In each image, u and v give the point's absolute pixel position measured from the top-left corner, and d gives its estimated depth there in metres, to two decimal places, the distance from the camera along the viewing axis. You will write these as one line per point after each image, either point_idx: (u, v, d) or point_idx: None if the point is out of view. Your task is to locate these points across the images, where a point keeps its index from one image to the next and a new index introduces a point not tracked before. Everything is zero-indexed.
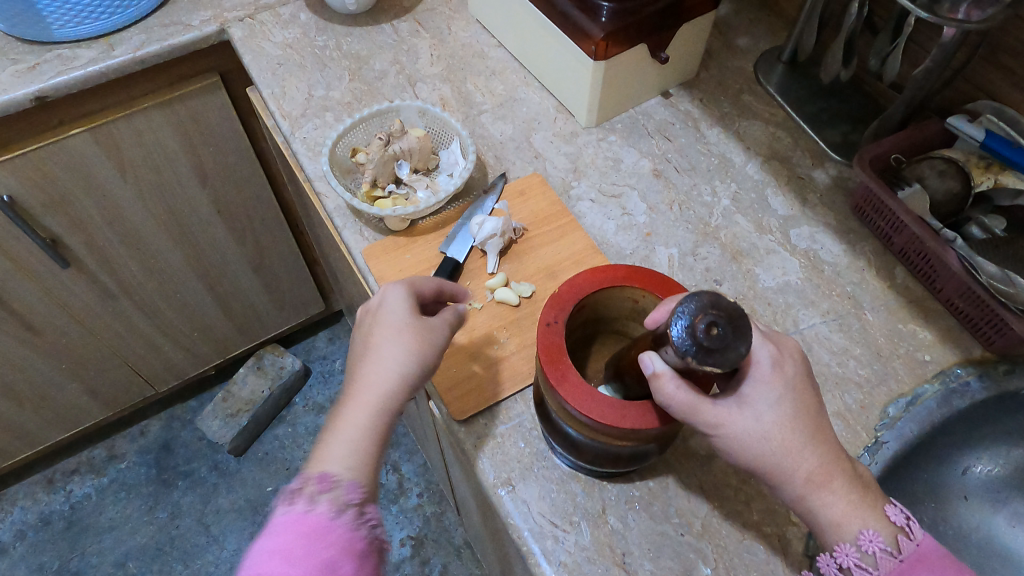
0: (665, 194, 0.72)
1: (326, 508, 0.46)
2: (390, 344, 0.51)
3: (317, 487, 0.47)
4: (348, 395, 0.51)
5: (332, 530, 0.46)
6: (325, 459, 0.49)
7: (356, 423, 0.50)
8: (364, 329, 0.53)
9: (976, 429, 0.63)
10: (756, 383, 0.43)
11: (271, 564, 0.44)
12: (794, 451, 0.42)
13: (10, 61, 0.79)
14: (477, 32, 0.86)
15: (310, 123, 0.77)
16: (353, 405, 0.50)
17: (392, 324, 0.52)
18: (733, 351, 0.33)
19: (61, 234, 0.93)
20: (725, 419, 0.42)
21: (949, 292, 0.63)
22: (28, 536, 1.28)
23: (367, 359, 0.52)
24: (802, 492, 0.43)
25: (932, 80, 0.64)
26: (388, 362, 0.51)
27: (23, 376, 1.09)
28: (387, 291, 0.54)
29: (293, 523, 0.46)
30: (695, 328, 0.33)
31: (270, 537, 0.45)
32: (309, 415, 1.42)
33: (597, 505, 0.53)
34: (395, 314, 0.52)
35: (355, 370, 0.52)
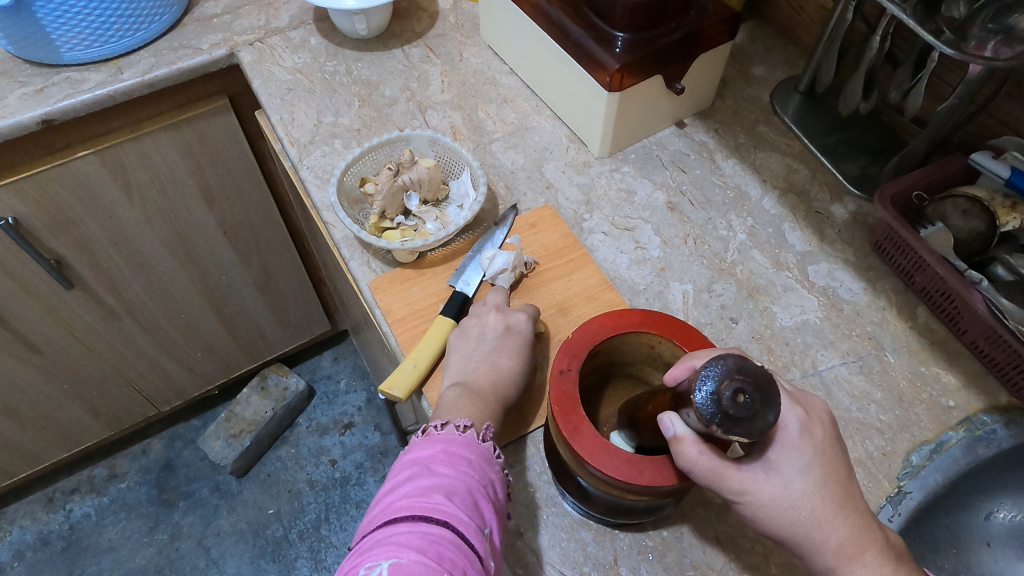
0: (679, 228, 0.70)
1: (493, 446, 0.49)
2: (514, 366, 0.55)
3: (485, 430, 0.49)
4: (479, 389, 0.53)
5: (494, 464, 0.48)
6: (478, 414, 0.51)
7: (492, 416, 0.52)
8: (496, 343, 0.56)
9: (1003, 476, 0.60)
10: (782, 449, 0.41)
11: (455, 462, 0.46)
12: (823, 521, 0.41)
13: (17, 83, 0.78)
14: (489, 58, 0.85)
15: (318, 151, 0.75)
16: (489, 396, 0.53)
17: (520, 349, 0.57)
18: (761, 420, 0.32)
19: (66, 255, 0.92)
20: (750, 487, 0.41)
21: (974, 335, 0.60)
22: (26, 556, 1.27)
23: (497, 367, 0.55)
24: (832, 564, 0.41)
25: (956, 116, 0.63)
26: (512, 381, 0.55)
27: (24, 396, 1.08)
28: (520, 319, 0.58)
29: (469, 441, 0.48)
30: (720, 395, 0.32)
31: (448, 440, 0.48)
32: (313, 436, 1.40)
33: (609, 555, 0.51)
34: (526, 343, 0.57)
35: (482, 371, 0.55)
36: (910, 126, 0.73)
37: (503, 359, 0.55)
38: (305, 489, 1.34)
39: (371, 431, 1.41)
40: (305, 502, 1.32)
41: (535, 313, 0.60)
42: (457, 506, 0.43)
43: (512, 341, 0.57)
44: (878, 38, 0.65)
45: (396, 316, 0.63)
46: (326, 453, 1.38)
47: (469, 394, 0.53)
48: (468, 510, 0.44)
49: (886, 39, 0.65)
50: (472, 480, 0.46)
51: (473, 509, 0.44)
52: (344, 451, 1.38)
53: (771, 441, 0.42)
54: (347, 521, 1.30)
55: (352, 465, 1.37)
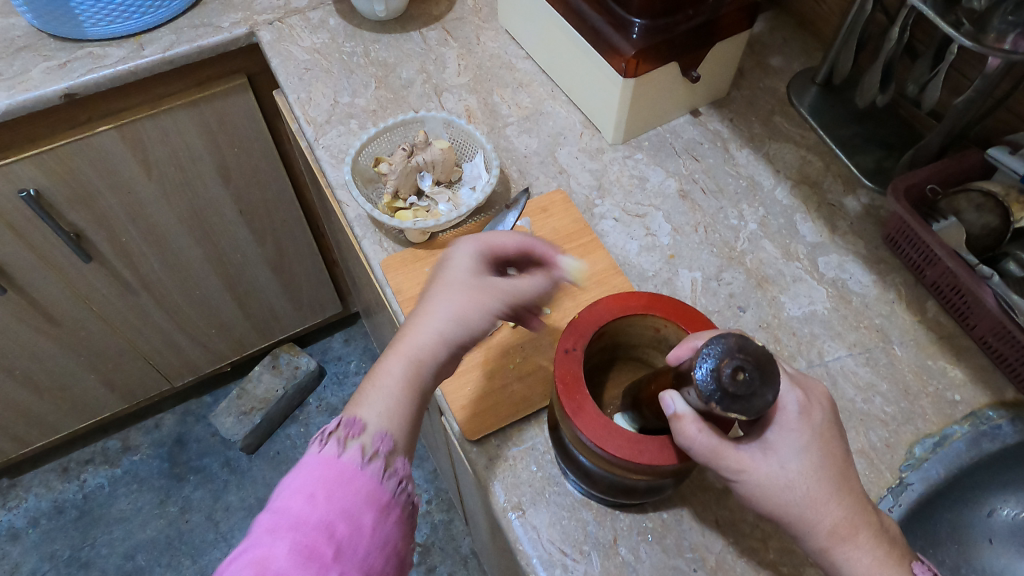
0: (691, 216, 0.70)
1: (352, 459, 0.46)
2: (443, 303, 0.50)
3: (347, 432, 0.48)
4: (396, 339, 0.51)
5: (357, 476, 0.46)
6: (355, 405, 0.49)
7: (392, 375, 0.49)
8: (432, 279, 0.53)
9: (1008, 473, 0.60)
10: (780, 430, 0.42)
11: (296, 500, 0.44)
12: (819, 502, 0.42)
13: (42, 57, 0.79)
14: (506, 43, 0.85)
15: (334, 130, 0.76)
16: (391, 355, 0.50)
17: (450, 278, 0.51)
18: (760, 398, 0.33)
19: (85, 228, 0.93)
20: (747, 465, 0.41)
21: (983, 330, 0.60)
22: (40, 523, 1.30)
23: (416, 317, 0.51)
24: (825, 545, 0.42)
25: (973, 110, 0.62)
26: (430, 320, 0.50)
27: (42, 366, 1.10)
28: (459, 244, 0.53)
29: (322, 464, 0.46)
30: (720, 372, 0.33)
31: (292, 480, 0.45)
32: (322, 416, 1.42)
33: (608, 535, 0.52)
34: (460, 272, 0.51)
35: (409, 319, 0.52)
36: (927, 120, 0.73)
37: (428, 300, 0.51)
38: None
39: None
40: None
41: (490, 237, 0.53)
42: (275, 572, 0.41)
43: (444, 270, 0.52)
44: (897, 30, 0.65)
45: (407, 295, 0.64)
46: None
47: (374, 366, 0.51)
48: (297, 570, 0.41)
49: (905, 31, 0.65)
50: (303, 528, 0.43)
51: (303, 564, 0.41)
52: None
53: (769, 421, 0.42)
54: None
55: None
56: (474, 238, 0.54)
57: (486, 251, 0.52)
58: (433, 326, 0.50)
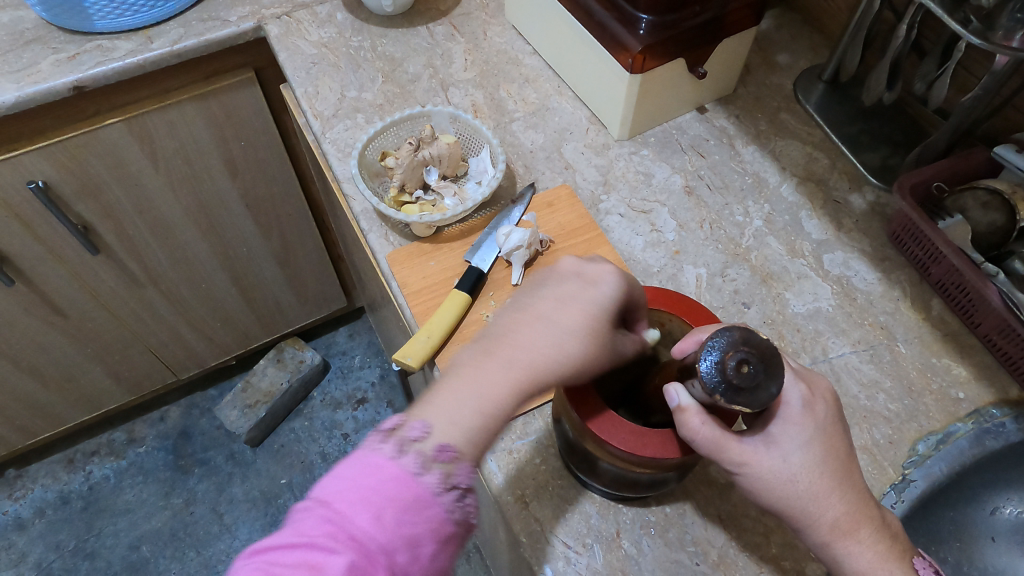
0: (696, 212, 0.71)
1: (430, 481, 0.42)
2: (573, 339, 0.45)
3: (433, 451, 0.42)
4: (504, 345, 0.45)
5: (430, 505, 0.41)
6: (447, 418, 0.43)
7: (494, 391, 0.44)
8: (558, 292, 0.48)
9: (1011, 471, 0.60)
10: (783, 424, 0.42)
11: (361, 511, 0.39)
12: (821, 496, 0.42)
13: (51, 49, 0.80)
14: (513, 38, 0.86)
15: (341, 124, 0.76)
16: (503, 373, 0.44)
17: (590, 310, 0.46)
18: (764, 391, 0.34)
19: (92, 221, 0.94)
20: (750, 459, 0.41)
21: (988, 328, 0.60)
22: (46, 513, 1.31)
23: (540, 337, 0.45)
24: (827, 539, 0.42)
25: (980, 108, 0.62)
26: (552, 345, 0.45)
27: (49, 358, 1.11)
28: (608, 270, 0.48)
29: (397, 480, 0.41)
30: (724, 365, 0.34)
31: (363, 481, 0.41)
32: (326, 410, 1.42)
33: (611, 528, 0.52)
34: (601, 310, 0.46)
35: (520, 326, 0.46)
36: (933, 118, 0.73)
37: (555, 326, 0.46)
38: (317, 461, 1.36)
39: (383, 407, 1.43)
40: (317, 474, 1.35)
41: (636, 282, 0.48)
42: None
43: (581, 295, 0.47)
44: (904, 27, 0.64)
45: (412, 289, 0.64)
46: (339, 427, 1.40)
47: (470, 370, 0.45)
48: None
49: (913, 28, 0.65)
50: (365, 548, 0.38)
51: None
52: (356, 425, 1.41)
53: (773, 415, 0.43)
54: None
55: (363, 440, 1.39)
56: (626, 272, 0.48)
57: (632, 293, 0.47)
58: (557, 354, 0.44)
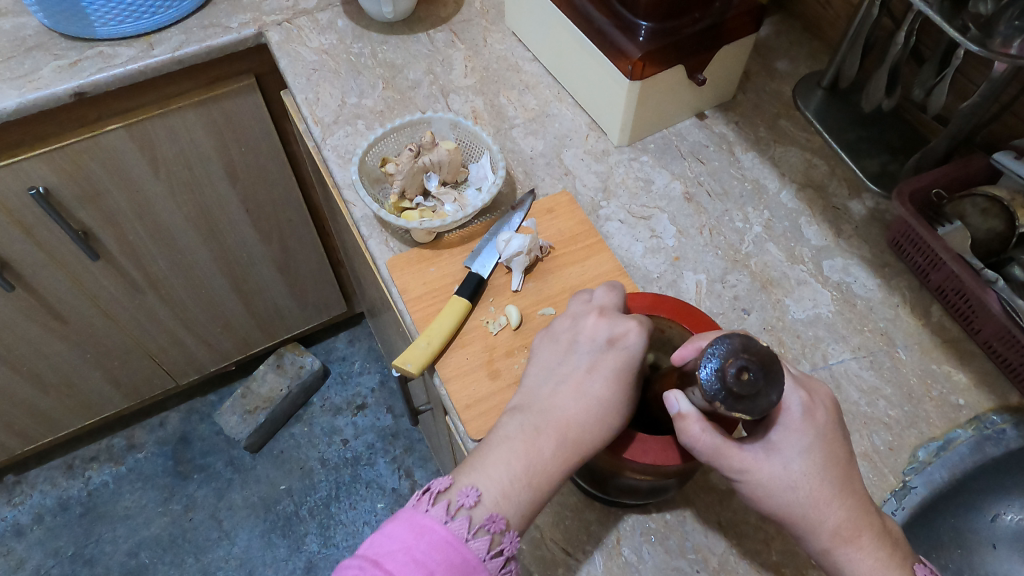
0: (696, 218, 0.71)
1: (479, 548, 0.44)
2: (614, 410, 0.45)
3: (483, 521, 0.44)
4: (553, 424, 0.46)
5: (477, 572, 0.43)
6: (499, 491, 0.45)
7: (547, 467, 0.45)
8: (593, 361, 0.48)
9: (1011, 478, 0.60)
10: (784, 430, 0.42)
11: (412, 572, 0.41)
12: (821, 502, 0.42)
13: (52, 56, 0.80)
14: (513, 45, 0.86)
15: (341, 131, 0.77)
16: (552, 452, 0.45)
17: (624, 377, 0.47)
18: (764, 398, 0.34)
19: (93, 227, 0.94)
20: (750, 465, 0.42)
21: (988, 334, 0.60)
22: (45, 519, 1.30)
23: (585, 413, 0.46)
24: (828, 546, 0.42)
25: (980, 114, 0.62)
26: (600, 420, 0.45)
27: (49, 363, 1.11)
28: (636, 326, 0.47)
29: (447, 544, 0.43)
30: (725, 372, 0.33)
31: (416, 542, 0.43)
32: (326, 416, 1.42)
33: (611, 535, 0.52)
34: (634, 377, 0.47)
35: (562, 401, 0.47)
36: (932, 124, 0.73)
37: (594, 398, 0.46)
38: (317, 467, 1.36)
39: (383, 413, 1.43)
40: (317, 480, 1.35)
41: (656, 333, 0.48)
42: None
43: (616, 361, 0.47)
44: (903, 34, 0.65)
45: (412, 294, 0.64)
46: (338, 433, 1.40)
47: (518, 446, 0.46)
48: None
49: (912, 35, 0.65)
50: None
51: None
52: (356, 431, 1.40)
53: (774, 422, 0.43)
54: (357, 500, 1.33)
55: (363, 446, 1.39)
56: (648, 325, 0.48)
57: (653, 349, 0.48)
58: (605, 431, 0.45)
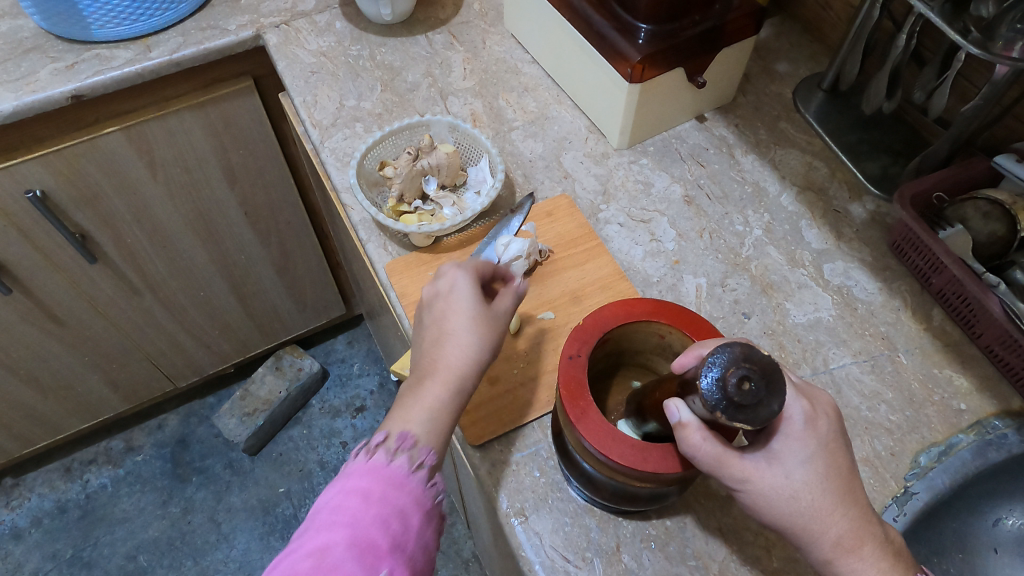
0: (696, 222, 0.70)
1: (404, 462, 0.47)
2: (466, 332, 0.52)
3: (398, 442, 0.48)
4: (421, 368, 0.51)
5: (405, 484, 0.46)
6: (401, 422, 0.49)
7: (433, 396, 0.50)
8: (433, 310, 0.54)
9: (1013, 483, 0.60)
10: (786, 439, 0.42)
11: (348, 501, 0.44)
12: (823, 512, 0.41)
13: (49, 58, 0.79)
14: (512, 47, 0.86)
15: (340, 133, 0.76)
16: (428, 381, 0.50)
17: (461, 310, 0.52)
18: (765, 408, 0.34)
19: (90, 230, 0.94)
20: (751, 474, 0.41)
21: (989, 338, 0.60)
22: (43, 523, 1.30)
23: (438, 343, 0.52)
24: (830, 556, 0.42)
25: (981, 117, 0.62)
26: (458, 351, 0.51)
27: (47, 367, 1.10)
28: (453, 272, 0.55)
29: (372, 470, 0.47)
30: (726, 382, 0.33)
31: (349, 477, 0.46)
32: (324, 418, 1.42)
33: (611, 542, 0.52)
34: (465, 303, 0.53)
35: (422, 351, 0.52)
36: (934, 127, 0.73)
37: (446, 329, 0.52)
38: (315, 469, 1.36)
39: (382, 415, 1.43)
40: (315, 482, 1.34)
41: (472, 266, 0.56)
42: (337, 561, 0.41)
43: (451, 302, 0.53)
44: (904, 36, 0.65)
45: (411, 299, 0.63)
46: (337, 435, 1.40)
47: (410, 388, 0.51)
48: (354, 560, 0.41)
49: (913, 37, 0.65)
50: (365, 517, 0.44)
51: (362, 550, 0.42)
52: (355, 433, 1.40)
53: (775, 430, 0.42)
54: None
55: None
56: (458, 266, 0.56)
57: (475, 276, 0.55)
58: (463, 355, 0.51)
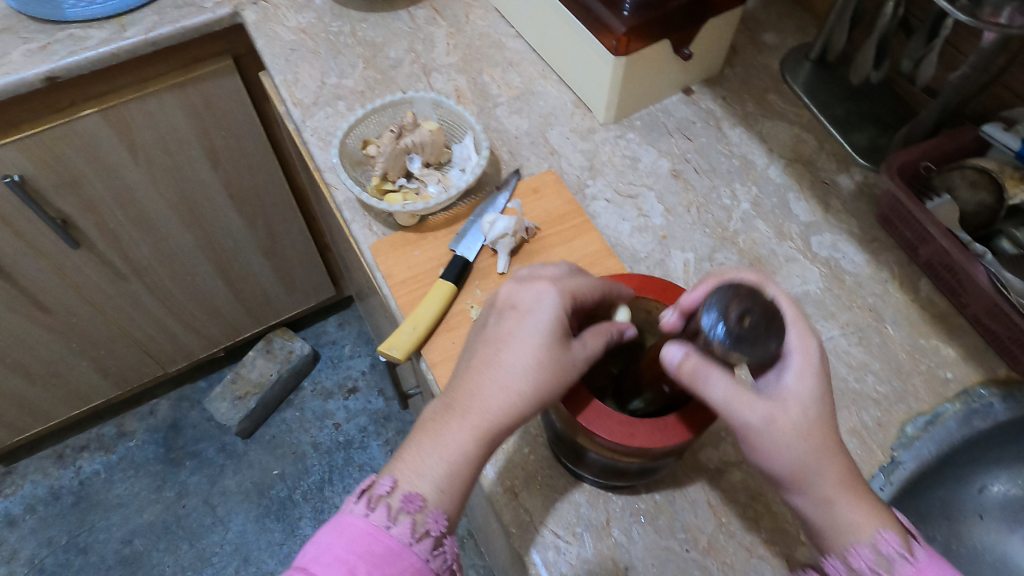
0: (683, 196, 0.70)
1: (405, 531, 0.43)
2: (523, 366, 0.44)
3: (402, 505, 0.44)
4: (458, 395, 0.46)
5: (401, 557, 0.43)
6: (412, 475, 0.45)
7: (455, 440, 0.44)
8: (501, 326, 0.47)
9: (998, 450, 0.60)
10: (803, 375, 0.42)
11: (333, 568, 0.41)
12: (827, 451, 0.42)
13: (22, 39, 0.77)
14: (495, 21, 0.84)
15: (322, 112, 0.75)
16: (458, 417, 0.45)
17: (535, 343, 0.45)
18: (762, 343, 0.36)
19: (72, 215, 0.92)
20: (765, 408, 0.41)
21: (976, 308, 0.60)
22: (37, 510, 1.30)
23: (489, 366, 0.46)
24: (830, 495, 0.42)
25: (969, 86, 0.62)
26: (510, 384, 0.44)
27: (35, 354, 1.09)
28: (544, 292, 0.47)
29: (369, 534, 0.43)
30: (727, 317, 0.36)
31: (348, 531, 0.43)
32: (317, 400, 1.42)
33: (601, 517, 0.52)
34: (534, 334, 0.45)
35: (467, 371, 0.47)
36: (921, 96, 0.72)
37: (503, 353, 0.45)
38: (309, 451, 1.36)
39: (375, 395, 1.43)
40: (309, 464, 1.34)
41: (574, 290, 0.47)
42: None
43: (524, 324, 0.46)
44: None
45: (397, 280, 0.63)
46: (330, 417, 1.40)
47: (443, 407, 0.46)
48: None
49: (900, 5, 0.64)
50: None
51: None
52: (348, 415, 1.40)
53: (789, 367, 0.42)
54: (350, 483, 1.33)
55: (355, 429, 1.39)
56: (557, 282, 0.47)
57: (570, 301, 0.46)
58: (507, 396, 0.44)
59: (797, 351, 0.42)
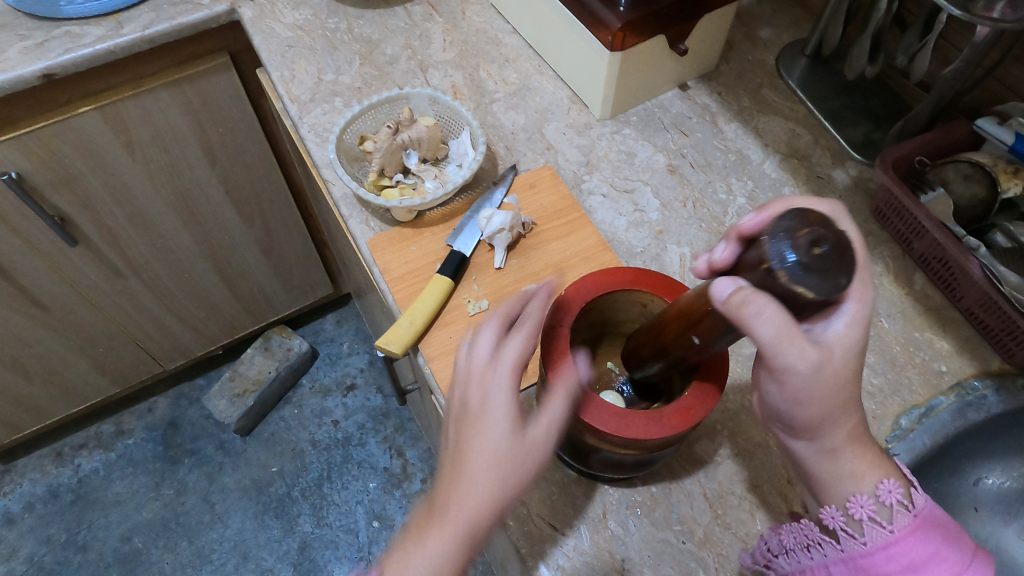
0: (678, 191, 0.70)
1: None
2: (487, 467, 0.42)
3: None
4: (433, 509, 0.44)
5: None
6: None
7: (438, 546, 0.42)
8: (460, 431, 0.45)
9: (992, 442, 0.61)
10: (854, 324, 0.41)
11: None
12: (850, 403, 0.43)
13: (17, 37, 0.77)
14: (492, 18, 0.84)
15: (318, 108, 0.75)
16: (435, 527, 0.42)
17: (493, 440, 0.43)
18: (835, 274, 0.32)
19: (70, 212, 0.93)
20: (817, 356, 0.40)
21: (970, 301, 0.60)
22: (36, 508, 1.30)
23: (455, 474, 0.43)
24: (836, 444, 0.44)
25: (962, 80, 0.62)
26: (478, 486, 0.42)
27: (33, 351, 1.09)
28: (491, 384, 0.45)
29: None
30: (797, 242, 0.32)
31: None
32: (315, 398, 1.42)
33: (598, 510, 0.52)
34: (492, 434, 0.43)
35: (440, 483, 0.45)
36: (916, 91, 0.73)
37: (466, 458, 0.43)
38: (308, 449, 1.36)
39: (373, 393, 1.43)
40: (307, 462, 1.35)
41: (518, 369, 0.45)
42: None
43: (482, 424, 0.44)
44: None
45: (394, 275, 0.63)
46: (329, 414, 1.40)
47: (426, 515, 0.44)
48: None
49: None
50: None
51: None
52: (346, 412, 1.40)
53: (842, 315, 0.41)
54: (349, 480, 1.33)
55: (353, 426, 1.39)
56: (501, 368, 0.45)
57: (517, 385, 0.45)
58: (479, 499, 0.42)
59: (855, 299, 0.41)
